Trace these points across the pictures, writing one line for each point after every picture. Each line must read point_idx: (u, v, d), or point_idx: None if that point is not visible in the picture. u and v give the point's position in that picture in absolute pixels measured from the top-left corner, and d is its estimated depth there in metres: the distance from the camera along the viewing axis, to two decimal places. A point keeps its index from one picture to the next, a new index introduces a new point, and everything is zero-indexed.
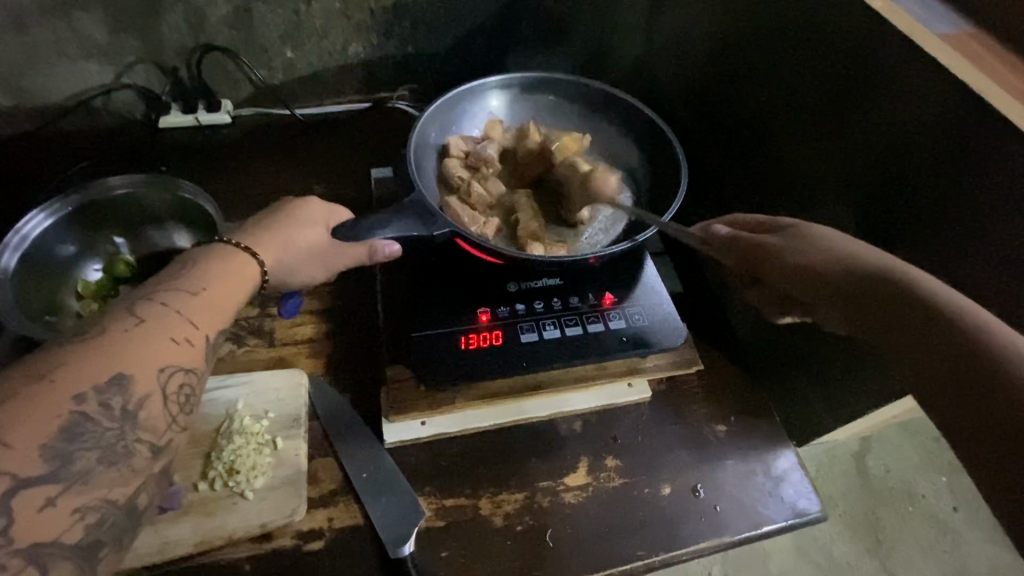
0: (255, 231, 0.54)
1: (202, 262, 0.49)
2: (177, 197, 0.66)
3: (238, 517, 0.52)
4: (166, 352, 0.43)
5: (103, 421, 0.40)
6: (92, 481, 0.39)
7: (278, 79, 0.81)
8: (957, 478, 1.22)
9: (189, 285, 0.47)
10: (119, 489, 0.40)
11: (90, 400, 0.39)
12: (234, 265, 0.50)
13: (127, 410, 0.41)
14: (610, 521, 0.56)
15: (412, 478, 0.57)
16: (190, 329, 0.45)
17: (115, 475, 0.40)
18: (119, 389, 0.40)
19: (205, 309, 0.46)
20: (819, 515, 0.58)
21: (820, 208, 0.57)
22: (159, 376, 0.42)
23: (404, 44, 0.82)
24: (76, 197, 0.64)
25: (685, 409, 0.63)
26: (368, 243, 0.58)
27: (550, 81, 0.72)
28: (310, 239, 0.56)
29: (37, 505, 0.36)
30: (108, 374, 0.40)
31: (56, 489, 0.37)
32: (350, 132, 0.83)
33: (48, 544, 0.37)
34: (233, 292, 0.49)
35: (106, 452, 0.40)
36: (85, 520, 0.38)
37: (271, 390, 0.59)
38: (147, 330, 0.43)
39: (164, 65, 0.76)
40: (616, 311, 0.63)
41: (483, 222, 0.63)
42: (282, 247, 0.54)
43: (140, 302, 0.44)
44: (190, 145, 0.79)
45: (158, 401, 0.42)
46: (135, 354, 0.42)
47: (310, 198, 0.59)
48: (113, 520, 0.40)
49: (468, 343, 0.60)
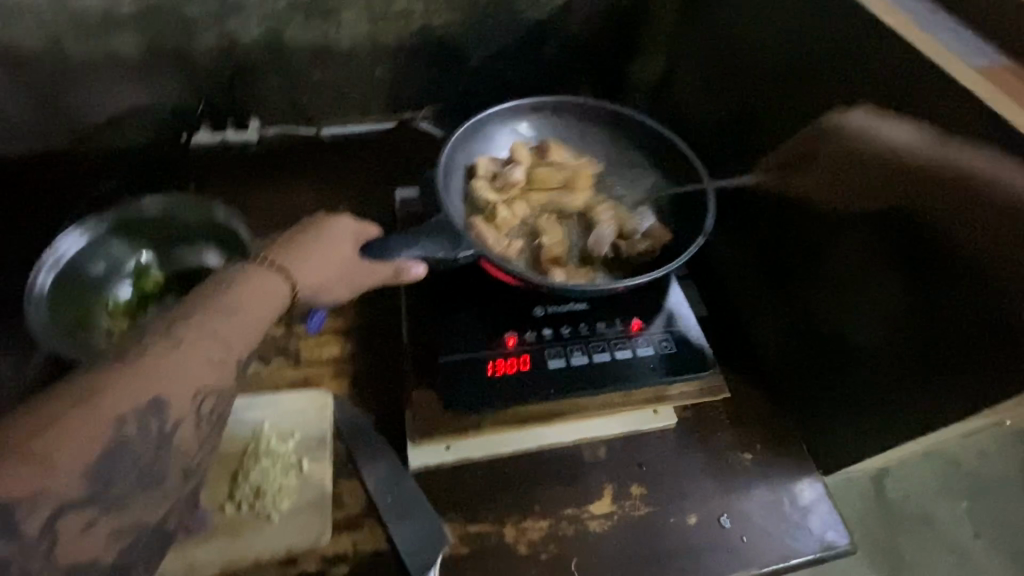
0: (285, 247, 0.53)
1: (236, 279, 0.48)
2: (212, 218, 0.67)
3: (265, 540, 0.52)
4: (201, 374, 0.43)
5: (141, 444, 0.40)
6: (128, 505, 0.39)
7: (305, 98, 0.82)
8: (975, 504, 1.19)
9: (224, 303, 0.46)
10: (153, 511, 0.41)
11: (131, 422, 0.39)
12: (267, 284, 0.49)
13: (163, 432, 0.41)
14: (635, 551, 0.55)
15: (436, 503, 0.56)
16: (225, 350, 0.45)
17: (150, 497, 0.41)
18: (157, 412, 0.40)
19: (240, 329, 0.46)
20: (846, 548, 0.57)
21: (837, 235, 0.56)
22: (193, 400, 0.42)
23: (430, 66, 0.83)
24: (110, 216, 0.66)
25: (711, 436, 0.62)
26: (393, 264, 0.58)
27: (577, 107, 0.73)
28: (342, 256, 0.56)
29: (78, 528, 0.37)
30: (146, 397, 0.40)
31: (95, 512, 0.38)
32: (377, 153, 0.85)
33: (89, 564, 0.38)
34: (266, 312, 0.49)
35: (144, 475, 0.40)
36: (120, 542, 0.39)
37: (297, 412, 0.59)
38: (183, 352, 0.42)
39: (195, 85, 0.78)
40: (642, 337, 0.63)
41: (507, 246, 0.63)
42: (313, 265, 0.53)
43: (176, 320, 0.44)
44: (217, 163, 0.81)
45: (191, 425, 0.43)
46: (172, 376, 0.41)
47: (341, 215, 0.58)
48: (144, 541, 0.41)
49: (494, 368, 0.60)
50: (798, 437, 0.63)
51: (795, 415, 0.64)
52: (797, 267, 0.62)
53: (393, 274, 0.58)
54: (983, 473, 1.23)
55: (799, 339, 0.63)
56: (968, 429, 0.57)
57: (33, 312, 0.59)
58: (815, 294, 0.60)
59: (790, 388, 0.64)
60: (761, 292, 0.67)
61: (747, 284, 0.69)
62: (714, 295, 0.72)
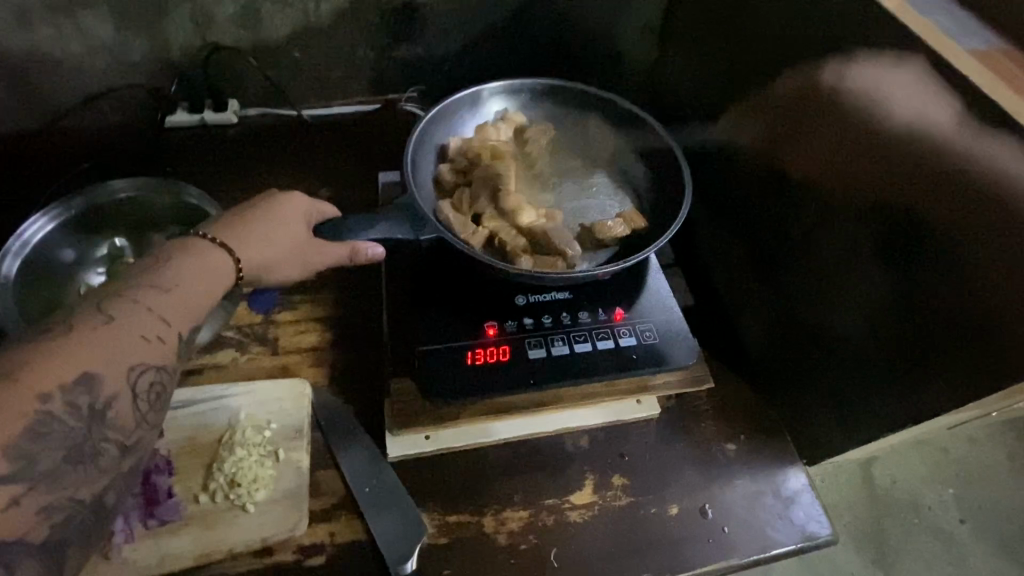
0: (231, 224, 0.52)
1: (177, 257, 0.48)
2: (180, 201, 0.66)
3: (238, 530, 0.51)
4: (137, 350, 0.42)
5: (69, 420, 0.39)
6: (59, 480, 0.39)
7: (286, 78, 0.80)
8: (965, 492, 1.20)
9: (161, 281, 0.46)
10: (87, 488, 0.40)
11: (56, 399, 0.38)
12: (208, 262, 0.49)
13: (94, 410, 0.40)
14: (615, 541, 0.55)
15: (415, 494, 0.56)
16: (162, 326, 0.44)
17: (78, 474, 0.40)
18: (87, 389, 0.39)
19: (178, 306, 0.45)
20: (829, 539, 0.57)
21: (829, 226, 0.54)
22: (130, 375, 0.42)
23: (414, 45, 0.80)
24: (79, 201, 0.64)
25: (694, 426, 0.61)
26: (351, 244, 0.55)
27: (558, 90, 0.71)
28: (291, 235, 0.54)
29: (4, 503, 0.37)
30: (75, 374, 0.39)
31: (22, 488, 0.37)
32: (358, 133, 0.81)
33: (15, 543, 0.37)
34: (208, 289, 0.48)
35: (72, 451, 0.39)
36: (51, 520, 0.38)
37: (274, 401, 0.58)
38: (116, 329, 0.42)
39: (170, 64, 0.75)
40: (626, 326, 0.62)
41: (471, 232, 0.60)
42: (260, 244, 0.52)
43: (110, 299, 0.43)
44: (194, 144, 0.78)
45: (127, 400, 0.41)
46: (104, 352, 0.41)
47: (293, 193, 0.56)
48: (80, 519, 0.40)
49: (475, 357, 0.59)
50: (784, 428, 0.63)
51: (782, 406, 0.63)
52: (784, 256, 0.60)
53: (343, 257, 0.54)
54: (973, 461, 1.23)
55: (786, 329, 0.62)
56: (957, 421, 0.57)
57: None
58: (802, 286, 0.59)
59: (777, 380, 0.63)
60: (747, 281, 0.66)
61: (733, 274, 0.68)
62: (703, 284, 0.71)
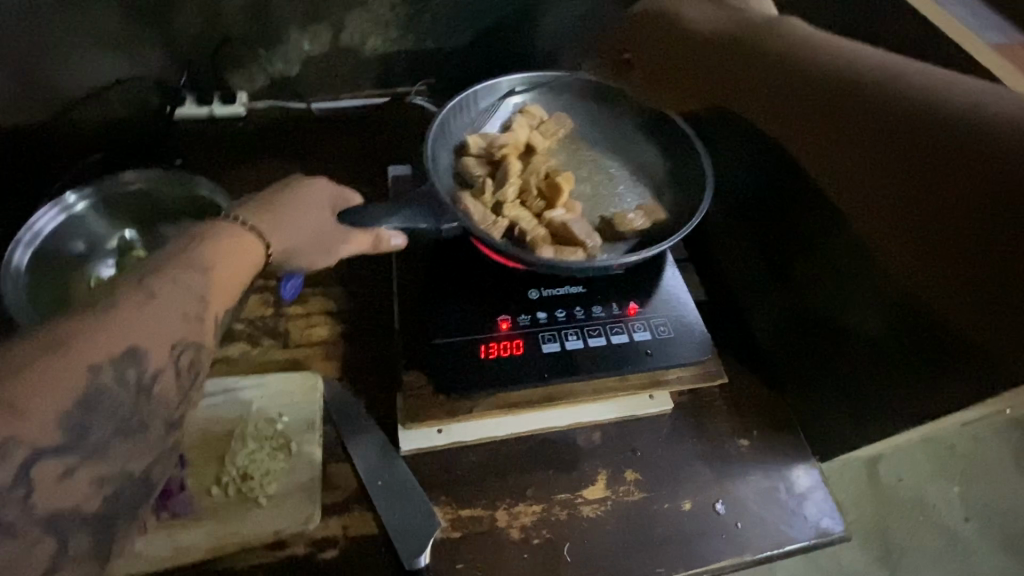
0: (259, 208, 0.53)
1: (213, 235, 0.48)
2: (193, 193, 0.65)
3: (252, 523, 0.51)
4: (178, 327, 0.42)
5: (121, 393, 0.39)
6: (109, 455, 0.38)
7: (294, 71, 0.79)
8: (968, 489, 1.19)
9: (197, 261, 0.46)
10: (135, 463, 0.39)
11: (108, 370, 0.39)
12: (242, 243, 0.49)
13: (143, 382, 0.40)
14: (628, 536, 0.54)
15: (428, 487, 0.55)
16: (200, 305, 0.44)
17: (131, 448, 0.39)
18: (135, 362, 0.40)
19: (215, 287, 0.46)
20: (842, 535, 0.57)
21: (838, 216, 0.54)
22: (171, 352, 0.42)
23: (423, 38, 0.80)
24: (92, 191, 0.64)
25: (706, 422, 0.61)
26: (373, 232, 0.56)
27: (578, 84, 0.71)
28: (316, 221, 0.55)
29: (55, 475, 0.36)
30: (122, 348, 0.39)
31: (73, 460, 0.37)
32: (367, 126, 0.81)
33: (70, 513, 0.37)
34: (242, 271, 0.48)
35: (122, 425, 0.39)
36: (103, 491, 0.38)
37: (286, 394, 0.58)
38: (158, 306, 0.42)
39: (179, 56, 0.75)
40: (639, 321, 0.61)
41: (493, 222, 0.60)
42: (288, 229, 0.53)
43: (148, 277, 0.43)
44: (202, 137, 0.78)
45: (171, 375, 0.42)
46: (147, 328, 0.41)
47: (314, 179, 0.57)
48: (131, 490, 0.39)
49: (488, 351, 0.59)
50: (796, 424, 0.62)
51: (793, 402, 0.63)
52: (797, 251, 0.60)
53: (371, 244, 0.56)
54: (977, 459, 1.23)
55: (800, 325, 0.61)
56: (969, 417, 0.56)
57: (11, 288, 0.58)
58: (817, 281, 0.58)
59: (788, 375, 0.63)
60: (759, 277, 0.66)
61: (746, 269, 0.68)
62: (714, 280, 0.71)
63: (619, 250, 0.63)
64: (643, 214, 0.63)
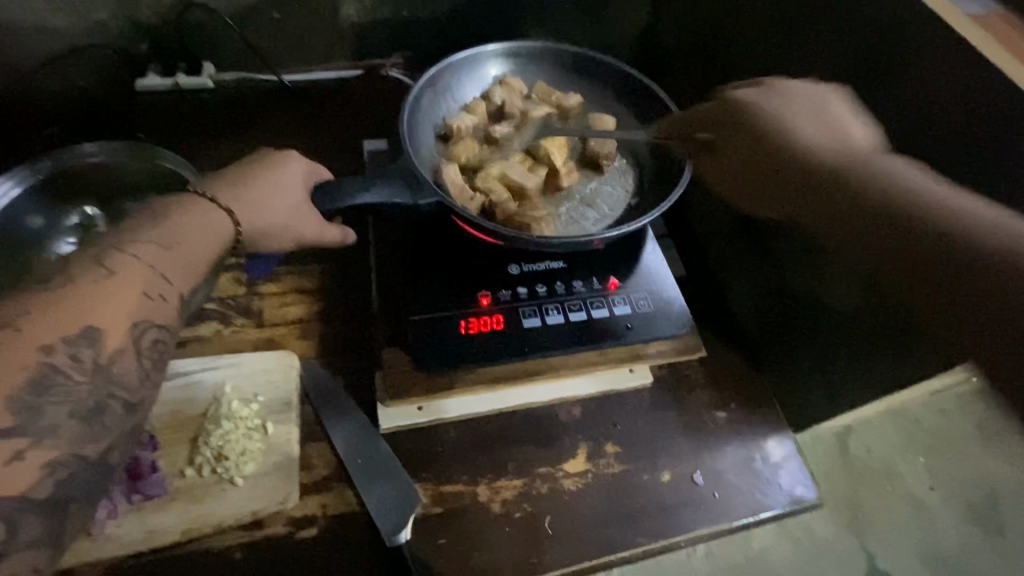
0: (225, 182, 0.52)
1: (175, 211, 0.47)
2: (156, 165, 0.62)
3: (228, 504, 0.50)
4: (139, 306, 0.41)
5: (73, 373, 0.38)
6: (62, 436, 0.37)
7: (263, 40, 0.76)
8: (933, 459, 1.24)
9: (163, 237, 0.44)
10: (91, 447, 0.38)
11: (59, 351, 0.38)
12: (206, 220, 0.48)
13: (99, 363, 0.39)
14: (609, 507, 0.55)
15: (409, 464, 0.55)
16: (164, 285, 0.43)
17: (85, 431, 0.38)
18: (89, 343, 0.39)
19: (181, 264, 0.44)
20: (815, 502, 0.58)
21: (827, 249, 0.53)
22: (132, 331, 0.41)
23: (399, 7, 0.77)
24: (47, 163, 0.60)
25: (685, 395, 0.62)
26: (340, 229, 0.56)
27: (557, 53, 0.70)
28: (286, 194, 0.53)
29: (5, 458, 0.35)
30: (76, 328, 0.38)
31: (24, 443, 0.36)
32: (340, 100, 0.78)
33: (16, 500, 0.35)
34: (209, 247, 0.47)
35: (78, 408, 0.38)
36: (55, 476, 0.37)
37: (260, 373, 0.56)
38: (118, 283, 0.41)
39: (140, 23, 0.71)
40: (620, 295, 0.61)
41: (470, 196, 0.59)
42: (255, 204, 0.51)
43: (108, 253, 0.42)
44: (169, 110, 0.74)
45: (131, 355, 0.40)
46: (106, 308, 0.40)
47: (289, 152, 0.55)
48: (83, 476, 0.38)
49: (468, 327, 0.58)
50: (773, 396, 0.63)
51: (770, 375, 0.64)
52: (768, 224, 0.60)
53: (342, 239, 0.56)
54: (941, 431, 1.27)
55: (776, 299, 0.62)
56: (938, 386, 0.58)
57: None
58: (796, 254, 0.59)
59: (763, 348, 0.64)
60: (738, 251, 0.66)
61: (725, 246, 0.68)
62: (694, 256, 0.71)
63: (607, 221, 0.62)
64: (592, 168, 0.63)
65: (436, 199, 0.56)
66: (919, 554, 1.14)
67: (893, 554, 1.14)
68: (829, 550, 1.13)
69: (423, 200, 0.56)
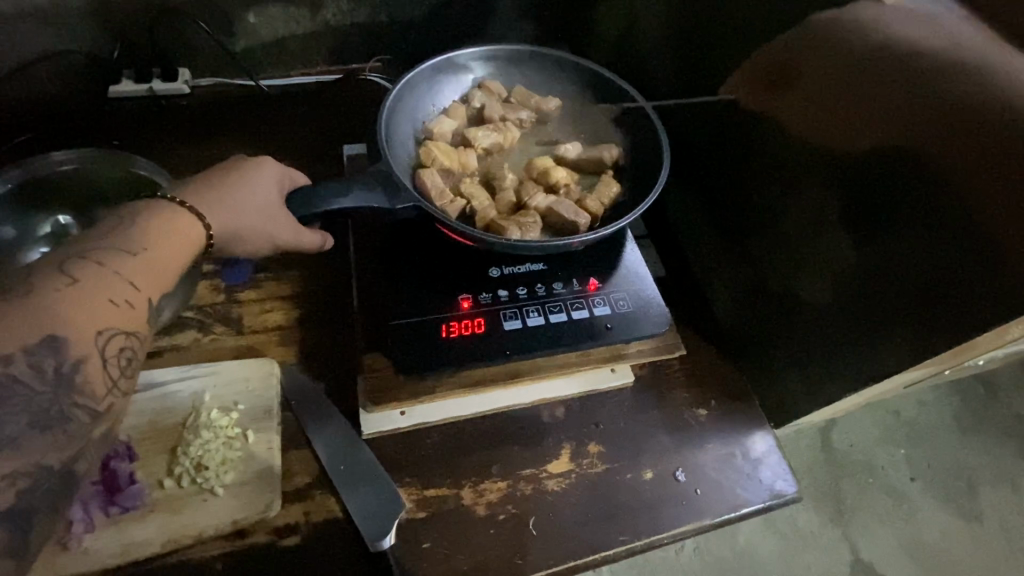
0: (196, 186, 0.51)
1: (144, 215, 0.46)
2: (130, 173, 0.61)
3: (207, 514, 0.50)
4: (104, 313, 0.40)
5: (34, 383, 0.37)
6: (25, 447, 0.37)
7: (240, 45, 0.75)
8: (913, 450, 1.26)
9: (128, 243, 0.44)
10: (54, 456, 0.38)
11: (20, 360, 0.37)
12: (177, 225, 0.47)
13: (61, 372, 0.38)
14: (591, 507, 0.55)
15: (391, 469, 0.55)
16: (131, 290, 0.42)
17: (48, 441, 0.38)
18: (52, 351, 0.38)
19: (149, 270, 0.44)
20: (795, 495, 0.59)
21: (809, 229, 0.55)
22: (97, 340, 0.40)
23: (375, 11, 0.77)
24: (15, 172, 0.59)
25: (666, 393, 0.63)
26: (319, 234, 0.57)
27: (534, 56, 0.70)
28: (261, 200, 0.52)
29: None
30: (38, 336, 0.38)
31: None
32: (319, 104, 0.78)
33: None
34: (179, 252, 0.46)
35: (40, 416, 0.37)
36: (16, 486, 0.36)
37: (240, 381, 0.56)
38: (81, 292, 0.40)
39: (113, 29, 0.70)
40: (600, 296, 0.62)
41: (449, 200, 0.59)
42: (228, 210, 0.50)
43: (74, 260, 0.41)
44: (143, 116, 0.73)
45: (97, 363, 0.40)
46: (69, 314, 0.39)
47: (264, 157, 0.55)
48: (47, 486, 0.38)
49: (450, 331, 0.58)
50: (753, 393, 0.64)
51: (750, 372, 0.65)
52: (751, 225, 0.62)
53: (319, 244, 0.57)
54: (921, 422, 1.29)
55: (754, 294, 0.63)
56: (912, 379, 0.59)
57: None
58: (771, 252, 0.60)
59: (742, 344, 0.65)
60: (718, 249, 0.67)
61: (703, 245, 0.70)
62: (674, 256, 0.72)
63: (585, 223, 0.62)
64: (595, 196, 0.62)
65: (414, 203, 0.56)
66: (902, 544, 1.16)
67: (876, 546, 1.16)
68: (814, 543, 1.15)
69: (400, 203, 0.56)
